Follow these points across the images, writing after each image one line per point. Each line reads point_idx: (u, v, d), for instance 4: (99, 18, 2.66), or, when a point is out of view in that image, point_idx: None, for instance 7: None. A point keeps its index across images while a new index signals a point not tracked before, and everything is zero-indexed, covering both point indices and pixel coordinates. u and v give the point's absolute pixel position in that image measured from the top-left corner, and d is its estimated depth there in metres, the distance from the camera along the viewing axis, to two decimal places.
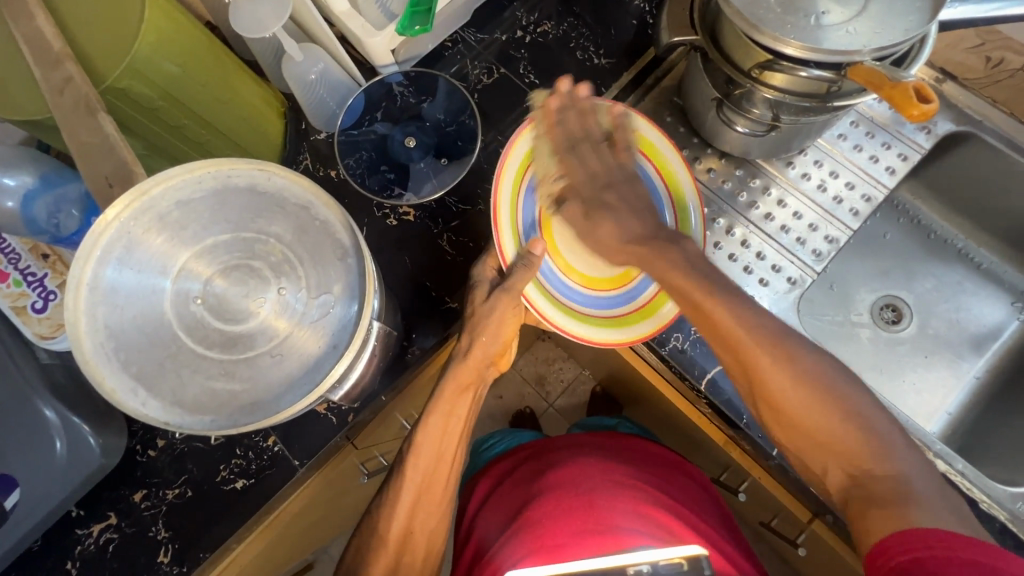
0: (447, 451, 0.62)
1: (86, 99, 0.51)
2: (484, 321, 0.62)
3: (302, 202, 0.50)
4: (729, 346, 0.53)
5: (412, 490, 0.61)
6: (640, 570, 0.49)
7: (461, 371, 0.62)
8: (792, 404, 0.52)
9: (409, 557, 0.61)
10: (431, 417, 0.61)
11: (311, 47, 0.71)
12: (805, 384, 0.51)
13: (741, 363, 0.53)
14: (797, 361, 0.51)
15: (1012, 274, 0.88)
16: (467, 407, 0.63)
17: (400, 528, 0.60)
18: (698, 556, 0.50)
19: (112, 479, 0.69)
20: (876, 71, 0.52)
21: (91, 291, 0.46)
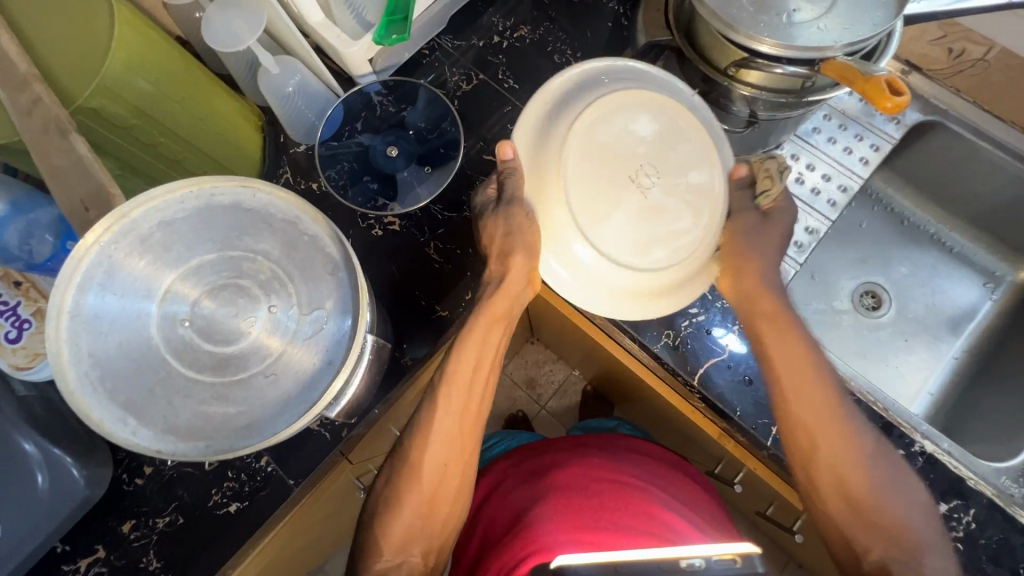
0: (476, 377, 0.62)
1: (56, 121, 0.49)
2: (502, 238, 0.63)
3: (289, 217, 0.50)
4: (805, 406, 0.59)
5: (446, 416, 0.61)
6: (692, 564, 0.50)
7: (494, 303, 0.63)
8: (831, 481, 0.58)
9: (445, 489, 0.61)
10: (465, 343, 0.62)
11: (287, 60, 0.70)
12: (872, 478, 0.56)
13: (808, 403, 0.59)
14: (856, 451, 0.57)
15: (983, 256, 0.91)
16: (499, 336, 0.64)
17: (435, 462, 0.60)
18: (750, 552, 0.51)
19: (99, 511, 0.67)
20: (849, 66, 0.53)
21: (73, 320, 0.44)
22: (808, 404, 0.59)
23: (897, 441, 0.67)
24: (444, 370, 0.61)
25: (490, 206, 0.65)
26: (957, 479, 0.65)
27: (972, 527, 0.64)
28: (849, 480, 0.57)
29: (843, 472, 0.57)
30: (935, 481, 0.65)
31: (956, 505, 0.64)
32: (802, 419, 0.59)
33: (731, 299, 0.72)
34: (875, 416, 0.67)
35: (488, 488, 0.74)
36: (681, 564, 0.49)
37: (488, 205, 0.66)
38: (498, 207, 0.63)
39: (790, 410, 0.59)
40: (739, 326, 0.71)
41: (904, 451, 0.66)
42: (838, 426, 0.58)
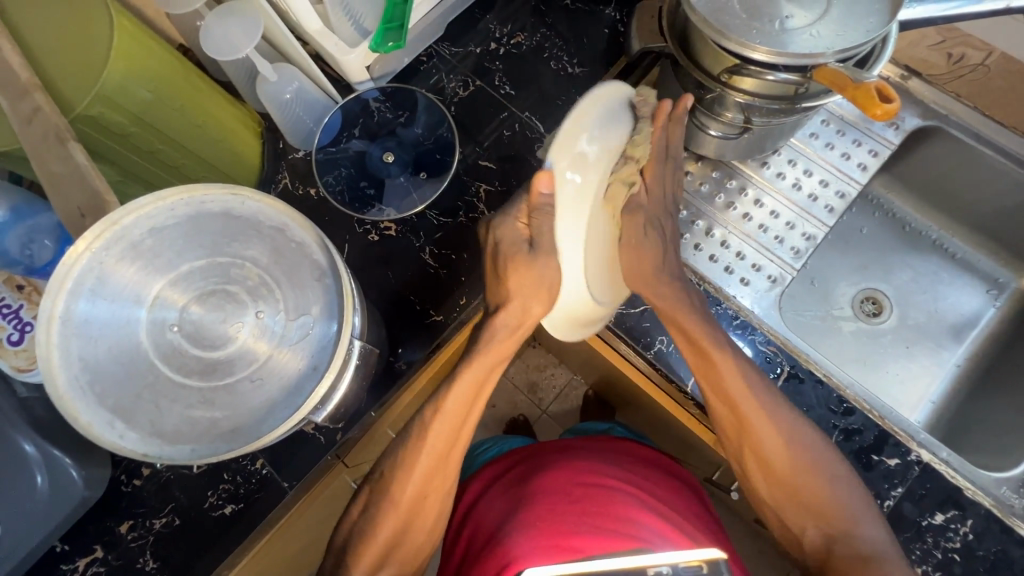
0: (466, 414, 0.63)
1: (55, 129, 0.50)
2: (528, 285, 0.60)
3: (278, 224, 0.50)
4: (725, 399, 0.63)
5: (429, 453, 0.62)
6: (659, 572, 0.47)
7: (498, 342, 0.64)
8: (776, 465, 0.61)
9: (420, 516, 0.63)
10: (459, 379, 0.62)
11: (286, 68, 0.71)
12: (801, 458, 0.60)
13: (742, 426, 0.62)
14: (779, 419, 0.62)
15: (986, 263, 0.90)
16: (495, 375, 0.65)
17: (415, 492, 0.62)
18: (717, 559, 0.48)
19: (98, 511, 0.68)
20: (840, 73, 0.53)
21: (63, 325, 0.45)
22: (742, 415, 0.62)
23: (893, 449, 0.66)
24: (435, 404, 0.62)
25: (523, 247, 0.60)
26: (954, 489, 0.64)
27: (969, 538, 0.63)
28: (784, 473, 0.61)
29: (758, 448, 0.62)
30: (932, 491, 0.65)
31: (953, 515, 0.64)
32: (723, 401, 0.63)
33: (725, 305, 0.73)
34: (871, 424, 0.67)
35: (475, 493, 0.74)
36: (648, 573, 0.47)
37: (519, 246, 0.61)
38: (532, 252, 0.59)
39: (711, 400, 0.65)
40: (733, 332, 0.71)
41: (900, 460, 0.66)
42: (774, 436, 0.61)
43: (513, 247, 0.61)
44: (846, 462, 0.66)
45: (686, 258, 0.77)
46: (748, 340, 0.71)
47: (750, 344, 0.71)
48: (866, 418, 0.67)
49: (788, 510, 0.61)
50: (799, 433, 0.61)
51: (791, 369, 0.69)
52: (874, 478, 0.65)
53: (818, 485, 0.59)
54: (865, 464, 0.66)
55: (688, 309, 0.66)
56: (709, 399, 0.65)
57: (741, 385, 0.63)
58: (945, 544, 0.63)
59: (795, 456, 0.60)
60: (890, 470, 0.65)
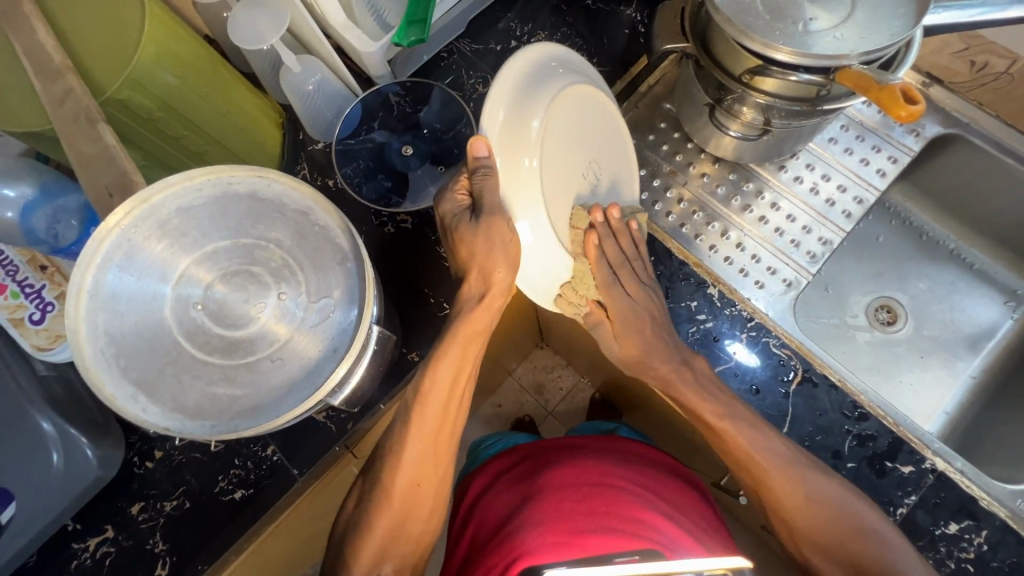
0: (452, 400, 0.63)
1: (86, 110, 0.51)
2: (482, 251, 0.58)
3: (302, 208, 0.51)
4: (735, 460, 0.63)
5: (416, 443, 0.62)
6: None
7: (471, 316, 0.61)
8: (805, 519, 0.61)
9: (415, 510, 0.63)
10: (441, 359, 0.61)
11: (309, 60, 0.72)
12: (809, 494, 0.61)
13: (747, 469, 0.63)
14: (793, 472, 0.61)
15: (1004, 274, 0.89)
16: (476, 354, 0.63)
17: (407, 482, 0.62)
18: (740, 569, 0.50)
19: (110, 491, 0.69)
20: (864, 75, 0.53)
21: (92, 298, 0.46)
22: (751, 473, 0.62)
23: (907, 456, 0.65)
24: (420, 390, 0.62)
25: (465, 216, 0.59)
26: (969, 499, 0.63)
27: (983, 549, 0.62)
28: (809, 532, 0.62)
29: (777, 501, 0.62)
30: (946, 500, 0.64)
31: (968, 525, 0.63)
32: (731, 458, 0.64)
33: (740, 307, 0.72)
34: (885, 430, 0.66)
35: (479, 487, 0.75)
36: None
37: (460, 215, 0.60)
38: (473, 220, 0.57)
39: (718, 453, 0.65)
40: (747, 334, 0.71)
41: (915, 467, 0.65)
42: (785, 491, 0.61)
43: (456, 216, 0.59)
44: (857, 467, 0.66)
45: (701, 259, 0.77)
46: (762, 343, 0.70)
47: (763, 347, 0.70)
48: (880, 424, 0.66)
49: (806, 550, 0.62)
50: (801, 471, 0.61)
51: (804, 373, 0.69)
52: (887, 484, 0.65)
53: (854, 546, 0.59)
54: (878, 470, 0.65)
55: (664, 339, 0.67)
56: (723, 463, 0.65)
57: (737, 434, 0.62)
58: (958, 554, 0.62)
59: (812, 510, 0.61)
60: (903, 478, 0.65)
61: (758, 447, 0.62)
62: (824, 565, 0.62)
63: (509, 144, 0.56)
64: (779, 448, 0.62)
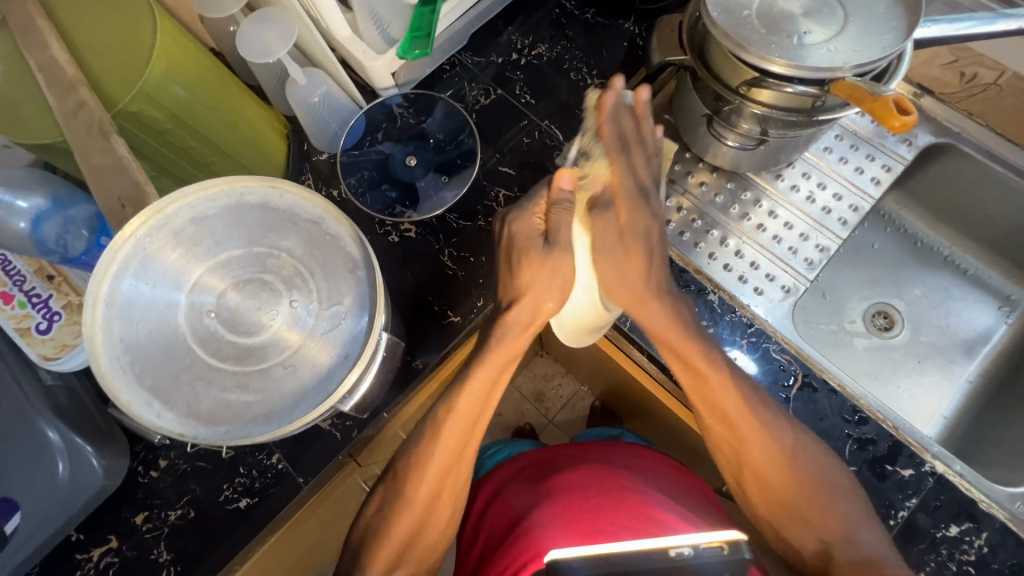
0: (480, 413, 0.64)
1: (99, 123, 0.53)
2: (542, 279, 0.61)
3: (313, 217, 0.52)
4: (716, 411, 0.63)
5: (442, 455, 0.62)
6: (681, 552, 0.55)
7: (509, 342, 0.63)
8: (780, 480, 0.61)
9: (435, 515, 0.64)
10: (473, 378, 0.62)
11: (314, 71, 0.73)
12: (787, 446, 0.61)
13: (728, 421, 0.62)
14: (772, 428, 0.62)
15: (997, 280, 0.91)
16: (508, 375, 0.64)
17: (429, 490, 0.63)
18: (736, 540, 0.56)
19: (115, 501, 0.69)
20: (858, 86, 0.54)
21: (107, 307, 0.46)
22: (730, 420, 0.62)
23: (907, 460, 0.66)
24: (449, 404, 0.63)
25: (537, 242, 0.62)
26: (969, 502, 0.64)
27: (984, 551, 0.63)
28: (779, 492, 0.62)
29: (749, 458, 0.62)
30: (946, 503, 0.65)
31: (968, 528, 0.64)
32: (717, 414, 0.63)
33: (740, 313, 0.73)
34: (885, 434, 0.67)
35: (489, 494, 0.74)
36: (670, 554, 0.54)
37: (534, 240, 0.62)
38: (546, 247, 0.61)
39: (699, 409, 0.64)
40: (747, 340, 0.72)
41: (914, 471, 0.66)
42: (766, 446, 0.61)
43: (528, 240, 0.62)
44: (859, 471, 0.66)
45: (701, 266, 0.78)
46: (762, 348, 0.71)
47: (763, 352, 0.71)
48: (880, 428, 0.67)
49: (782, 521, 0.62)
50: (779, 424, 0.62)
51: (804, 378, 0.70)
52: (888, 488, 0.65)
53: (825, 508, 0.60)
54: (879, 474, 0.66)
55: (684, 327, 0.64)
56: (694, 405, 0.65)
57: (724, 380, 0.62)
58: (960, 556, 0.63)
59: (786, 465, 0.61)
60: (904, 481, 0.65)
61: (748, 403, 0.62)
62: (793, 533, 0.62)
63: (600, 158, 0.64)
64: (761, 401, 0.63)
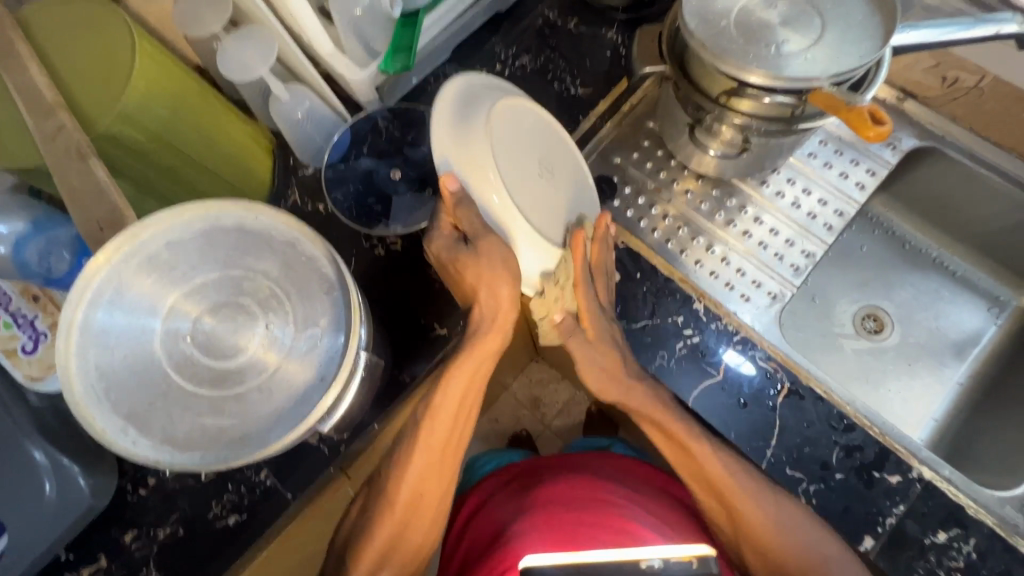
0: (459, 413, 0.64)
1: (77, 145, 0.53)
2: (482, 275, 0.59)
3: (289, 239, 0.52)
4: (700, 481, 0.68)
5: (421, 454, 0.64)
6: (652, 565, 0.53)
7: (481, 343, 0.63)
8: (776, 549, 0.64)
9: (417, 517, 0.65)
10: (452, 375, 0.62)
11: (297, 87, 0.73)
12: (775, 523, 0.64)
13: (714, 493, 0.67)
14: (762, 503, 0.64)
15: (986, 281, 0.91)
16: (487, 370, 0.65)
17: (411, 491, 0.64)
18: (706, 556, 0.54)
19: (103, 520, 0.69)
20: (834, 96, 0.55)
21: (82, 334, 0.46)
22: (717, 490, 0.67)
23: (894, 466, 0.66)
24: (428, 408, 0.63)
25: (462, 248, 0.60)
26: (956, 507, 0.64)
27: (973, 557, 0.63)
28: (773, 557, 0.65)
29: (744, 523, 0.66)
30: (934, 509, 0.64)
31: (956, 534, 0.63)
32: (702, 483, 0.68)
33: (725, 321, 0.73)
34: (872, 440, 0.67)
35: (473, 507, 0.75)
36: (641, 566, 0.52)
37: (457, 247, 0.60)
38: (470, 251, 0.59)
39: (692, 483, 0.69)
40: (734, 348, 0.72)
41: (902, 477, 0.66)
42: (760, 520, 0.64)
43: (452, 251, 0.61)
44: (847, 478, 0.66)
45: (687, 273, 0.78)
46: (748, 356, 0.71)
47: (750, 360, 0.71)
48: (867, 435, 0.67)
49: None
50: (775, 504, 0.64)
51: (791, 386, 0.70)
52: (876, 495, 0.65)
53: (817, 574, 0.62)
54: (866, 481, 0.66)
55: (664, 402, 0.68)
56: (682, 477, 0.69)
57: (709, 458, 0.66)
58: (948, 563, 0.63)
59: (783, 539, 0.63)
60: (891, 488, 0.65)
61: (724, 471, 0.66)
62: None
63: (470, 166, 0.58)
64: (748, 475, 0.66)
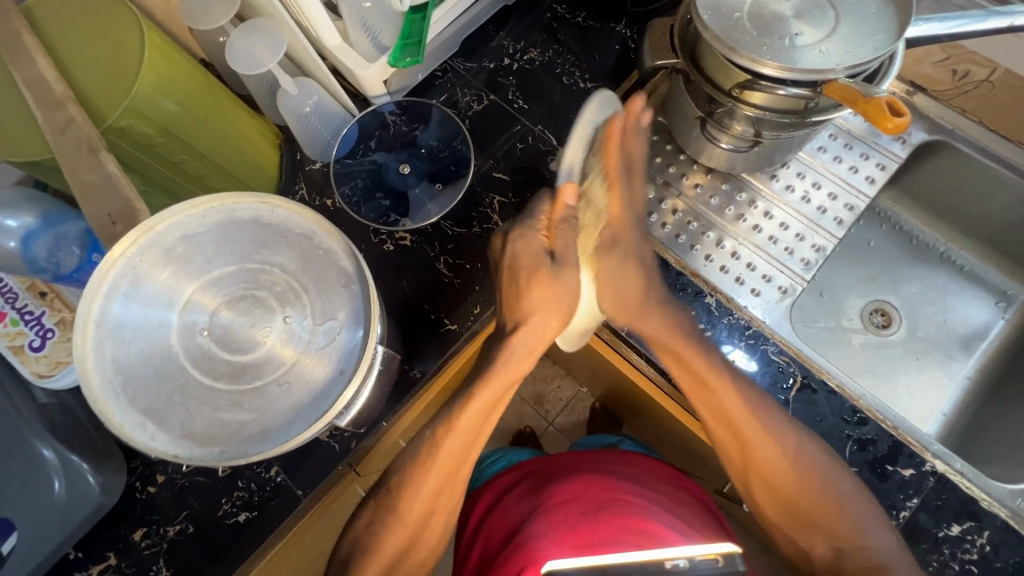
0: (478, 431, 0.64)
1: (87, 140, 0.52)
2: (549, 298, 0.63)
3: (305, 231, 0.51)
4: (720, 416, 0.64)
5: (436, 473, 0.62)
6: (677, 564, 0.56)
7: (516, 364, 0.64)
8: (788, 479, 0.63)
9: (427, 532, 0.64)
10: (474, 395, 0.62)
11: (306, 81, 0.73)
12: (789, 449, 0.62)
13: (733, 428, 0.64)
14: (773, 430, 0.63)
15: (994, 275, 0.91)
16: (507, 395, 0.64)
17: (424, 507, 0.63)
18: (729, 553, 0.60)
19: (112, 518, 0.68)
20: (850, 87, 0.54)
21: (99, 328, 0.46)
22: (735, 428, 0.64)
23: (908, 460, 0.66)
24: (447, 425, 0.62)
25: (545, 260, 0.62)
26: (969, 500, 0.64)
27: (986, 550, 0.63)
28: (786, 494, 0.64)
29: (756, 458, 0.64)
30: (947, 502, 0.64)
31: (970, 527, 0.63)
32: (719, 418, 0.64)
33: (737, 315, 0.73)
34: (885, 434, 0.67)
35: (484, 506, 0.74)
36: (666, 565, 0.56)
37: (541, 259, 0.62)
38: (556, 266, 0.63)
39: (707, 420, 0.65)
40: (746, 342, 0.72)
41: (915, 470, 0.65)
42: (773, 449, 0.62)
43: (535, 260, 0.62)
44: (860, 472, 0.66)
45: (697, 268, 0.78)
46: (760, 351, 0.71)
47: (762, 354, 0.71)
48: (880, 428, 0.67)
49: (790, 526, 0.65)
50: (783, 432, 0.63)
51: (803, 380, 0.69)
52: (889, 488, 0.65)
53: (829, 502, 0.61)
54: (880, 474, 0.66)
55: (687, 338, 0.66)
56: (700, 414, 0.66)
57: (726, 387, 0.64)
58: (961, 555, 0.63)
59: (794, 467, 0.62)
60: (904, 481, 0.65)
61: (746, 403, 0.64)
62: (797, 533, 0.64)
63: (580, 183, 0.64)
64: (764, 404, 0.64)
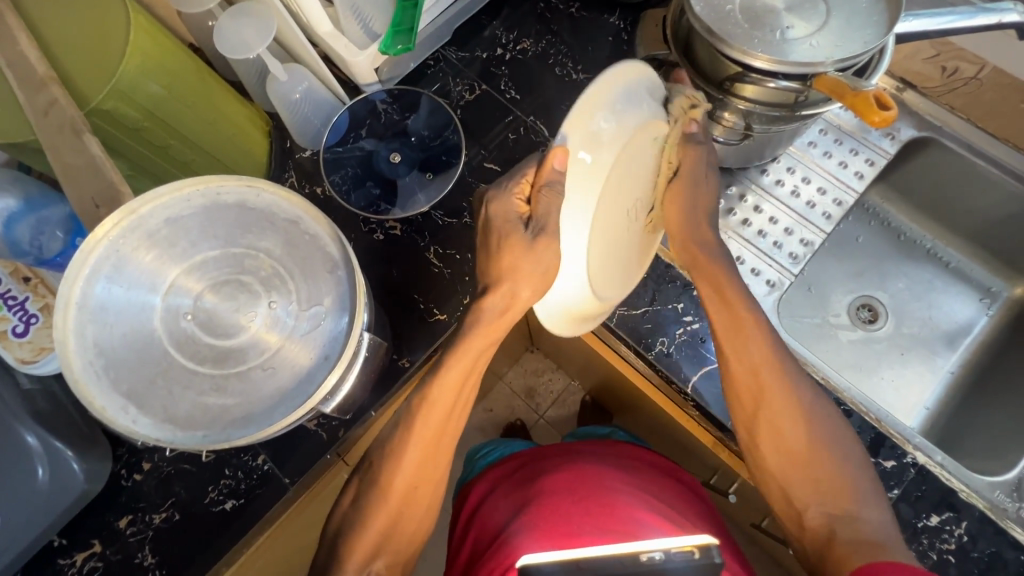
0: (456, 399, 0.62)
1: (71, 122, 0.51)
2: (525, 266, 0.56)
3: (292, 217, 0.51)
4: (745, 361, 0.62)
5: (417, 446, 0.62)
6: (652, 557, 0.52)
7: (489, 323, 0.60)
8: (791, 437, 0.60)
9: (411, 507, 0.63)
10: (451, 360, 0.60)
11: (295, 67, 0.72)
12: (805, 401, 0.61)
13: (755, 376, 0.62)
14: (793, 381, 0.61)
15: (979, 272, 0.92)
16: (485, 361, 0.62)
17: (406, 482, 0.62)
18: (708, 544, 0.53)
19: (98, 505, 0.68)
20: (839, 81, 0.55)
21: (80, 311, 0.46)
22: (760, 372, 0.62)
23: (889, 452, 0.67)
24: (424, 393, 0.61)
25: (519, 227, 0.56)
26: (949, 492, 0.65)
27: (964, 540, 0.64)
28: (799, 449, 0.60)
29: (769, 407, 0.61)
30: (927, 493, 0.65)
31: (948, 517, 0.65)
32: (746, 367, 0.62)
33: None
34: (868, 426, 0.68)
35: (477, 498, 0.75)
36: (641, 559, 0.52)
37: (517, 224, 0.56)
38: (529, 234, 0.55)
39: (729, 368, 0.63)
40: None
41: (897, 462, 0.67)
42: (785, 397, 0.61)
43: (508, 226, 0.57)
44: None
45: None
46: None
47: None
48: (863, 421, 0.68)
49: (792, 482, 0.60)
50: (801, 384, 0.62)
51: None
52: None
53: (831, 468, 0.59)
54: None
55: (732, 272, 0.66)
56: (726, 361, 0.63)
57: (756, 325, 0.63)
58: (940, 545, 0.64)
59: (805, 427, 0.60)
60: (886, 472, 0.66)
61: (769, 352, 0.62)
62: (808, 500, 0.59)
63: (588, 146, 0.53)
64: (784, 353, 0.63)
